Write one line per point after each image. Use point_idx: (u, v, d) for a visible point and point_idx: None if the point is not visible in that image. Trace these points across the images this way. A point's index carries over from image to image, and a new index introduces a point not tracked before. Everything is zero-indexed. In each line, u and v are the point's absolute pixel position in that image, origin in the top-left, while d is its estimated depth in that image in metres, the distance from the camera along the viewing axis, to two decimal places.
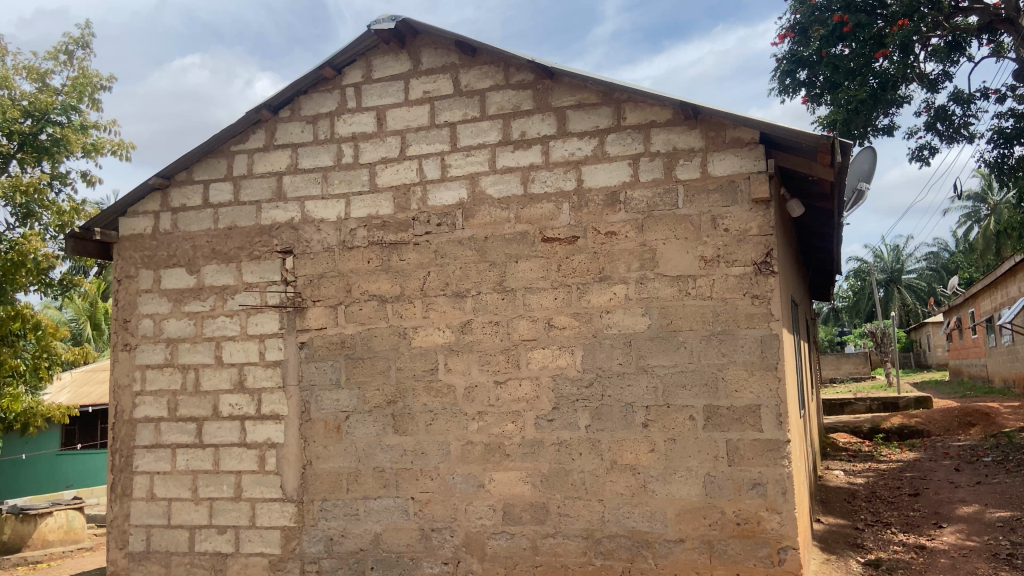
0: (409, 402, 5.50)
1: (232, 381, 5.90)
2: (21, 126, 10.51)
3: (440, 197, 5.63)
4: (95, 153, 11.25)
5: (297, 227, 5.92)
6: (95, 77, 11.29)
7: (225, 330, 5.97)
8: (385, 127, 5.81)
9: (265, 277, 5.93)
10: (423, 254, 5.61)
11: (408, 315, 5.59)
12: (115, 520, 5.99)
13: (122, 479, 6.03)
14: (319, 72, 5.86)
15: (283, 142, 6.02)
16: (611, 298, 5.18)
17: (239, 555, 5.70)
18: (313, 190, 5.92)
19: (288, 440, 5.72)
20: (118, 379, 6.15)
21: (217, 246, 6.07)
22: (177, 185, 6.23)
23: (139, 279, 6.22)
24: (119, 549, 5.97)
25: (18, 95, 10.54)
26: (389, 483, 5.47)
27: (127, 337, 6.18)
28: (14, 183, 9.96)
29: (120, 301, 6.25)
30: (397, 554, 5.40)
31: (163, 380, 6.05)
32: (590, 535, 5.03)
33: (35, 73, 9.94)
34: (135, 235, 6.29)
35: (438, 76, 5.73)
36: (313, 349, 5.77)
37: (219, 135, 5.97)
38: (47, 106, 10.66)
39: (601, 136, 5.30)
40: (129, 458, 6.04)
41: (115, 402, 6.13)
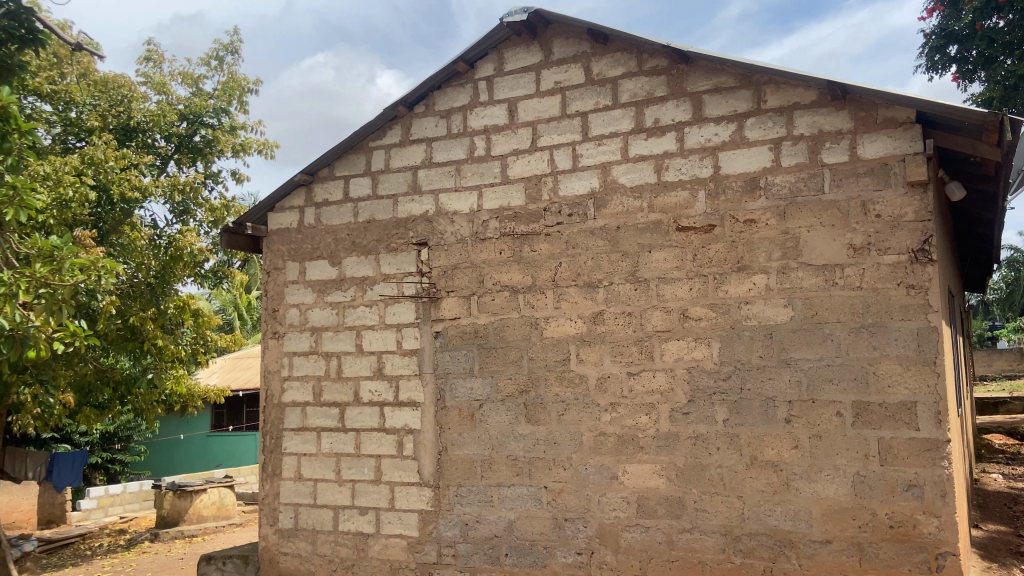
0: (541, 391, 5.53)
1: (371, 368, 6.14)
2: (178, 129, 11.36)
3: (571, 187, 5.62)
4: (243, 152, 11.94)
5: (431, 220, 6.07)
6: (244, 80, 11.96)
7: (365, 319, 6.22)
8: (516, 119, 5.85)
9: (401, 269, 6.13)
10: (554, 244, 5.62)
11: (539, 306, 5.62)
12: (267, 498, 6.39)
13: (272, 459, 6.41)
14: (452, 67, 5.97)
15: (418, 137, 6.19)
16: (750, 288, 5.01)
17: (379, 536, 5.94)
18: (447, 183, 6.06)
19: (424, 426, 5.89)
20: (268, 365, 6.55)
21: (357, 238, 6.33)
22: (321, 181, 6.54)
23: (287, 271, 6.58)
24: (270, 525, 6.36)
25: (175, 100, 11.37)
26: (522, 471, 5.52)
27: (276, 326, 6.56)
28: (173, 182, 10.76)
29: (269, 291, 6.64)
30: (530, 542, 5.45)
31: (309, 366, 6.38)
32: (729, 532, 4.89)
33: (189, 79, 10.66)
34: (282, 229, 6.65)
35: (570, 66, 5.70)
36: (447, 338, 5.91)
37: (359, 131, 6.22)
38: (201, 109, 11.43)
39: (739, 121, 5.12)
40: (279, 440, 6.41)
41: (266, 386, 6.54)
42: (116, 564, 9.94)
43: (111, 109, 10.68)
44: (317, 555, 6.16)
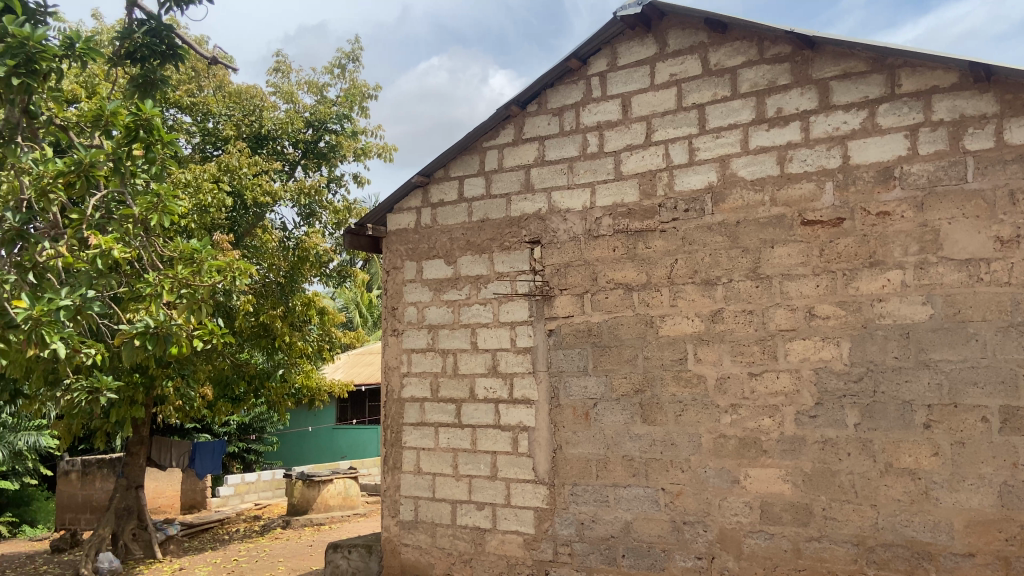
0: (658, 391, 5.42)
1: (486, 365, 6.21)
2: (305, 136, 11.89)
3: (688, 182, 5.47)
4: (364, 156, 12.36)
5: (544, 218, 6.07)
6: (365, 86, 12.37)
7: (480, 317, 6.29)
8: (631, 114, 5.76)
9: (515, 267, 6.16)
10: (670, 241, 5.49)
11: (655, 304, 5.51)
12: (388, 490, 6.58)
13: (393, 453, 6.60)
14: (565, 64, 5.94)
15: (531, 135, 6.20)
16: (884, 285, 4.72)
17: (496, 531, 6.00)
18: (560, 181, 6.04)
19: (539, 424, 5.90)
20: (388, 362, 6.75)
21: (472, 237, 6.41)
22: (436, 181, 6.67)
23: (404, 270, 6.75)
24: (392, 517, 6.54)
25: (302, 108, 11.90)
26: (639, 472, 5.43)
27: (395, 323, 6.75)
28: (300, 186, 11.30)
29: (388, 290, 6.83)
30: (648, 544, 5.36)
31: (426, 363, 6.52)
32: (862, 542, 4.65)
33: (314, 87, 11.14)
34: (400, 230, 6.82)
35: (686, 57, 5.55)
36: (561, 336, 5.90)
37: (473, 131, 6.30)
38: (325, 116, 11.92)
39: (870, 107, 4.83)
40: (399, 435, 6.59)
41: (387, 382, 6.74)
42: (251, 548, 10.53)
43: (243, 119, 11.33)
44: (436, 547, 6.29)
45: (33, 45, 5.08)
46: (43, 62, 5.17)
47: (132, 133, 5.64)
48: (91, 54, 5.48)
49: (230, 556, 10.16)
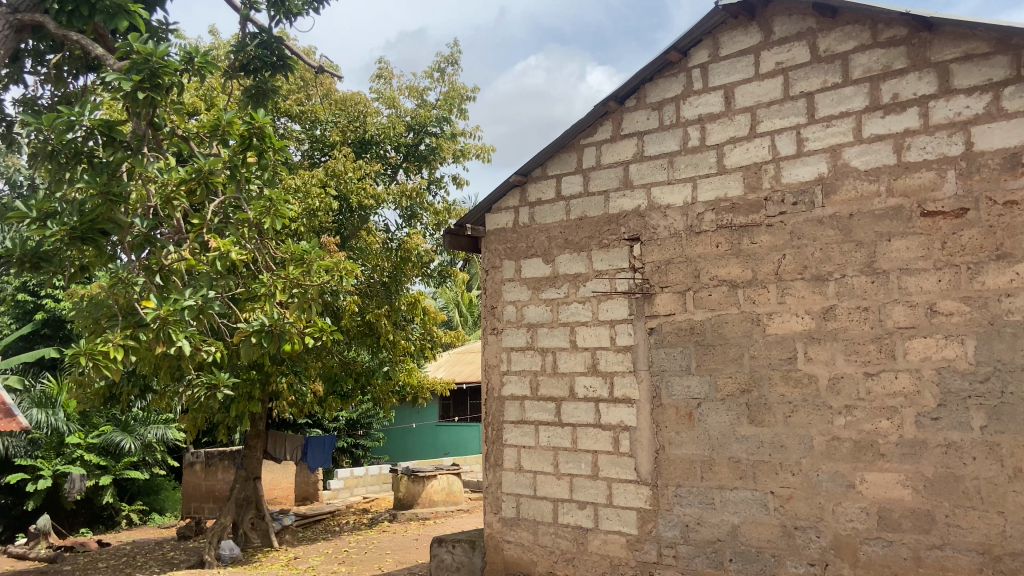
0: (765, 391, 5.25)
1: (586, 364, 6.17)
2: (406, 139, 12.17)
3: (796, 174, 5.27)
4: (463, 157, 12.55)
5: (644, 214, 5.98)
6: (463, 89, 12.55)
7: (579, 316, 6.26)
8: (734, 105, 5.60)
9: (614, 265, 6.10)
10: (777, 235, 5.31)
11: (762, 301, 5.33)
12: (490, 487, 6.65)
13: (494, 450, 6.66)
14: (665, 57, 5.83)
15: (630, 131, 6.12)
16: (1012, 279, 4.45)
17: (598, 531, 5.96)
18: (660, 176, 5.93)
19: (641, 424, 5.82)
20: (488, 360, 6.81)
21: (570, 236, 6.39)
22: (534, 180, 6.69)
23: (503, 269, 6.79)
24: (494, 513, 6.60)
25: (403, 112, 12.18)
26: (746, 474, 5.28)
27: (494, 322, 6.81)
28: (402, 190, 11.62)
29: (488, 289, 6.89)
30: (757, 549, 5.19)
31: (526, 361, 6.55)
32: (989, 551, 4.40)
33: (415, 92, 11.39)
34: (499, 229, 6.87)
35: (793, 44, 5.34)
36: (663, 335, 5.79)
37: (571, 129, 6.28)
38: (425, 119, 12.16)
39: (995, 90, 4.55)
40: (499, 432, 6.64)
41: (487, 380, 6.80)
42: (360, 540, 10.88)
43: (348, 125, 11.71)
44: (539, 545, 6.30)
45: (157, 60, 5.40)
46: (166, 76, 5.49)
47: (246, 141, 5.92)
48: (208, 67, 5.77)
49: (340, 547, 10.53)
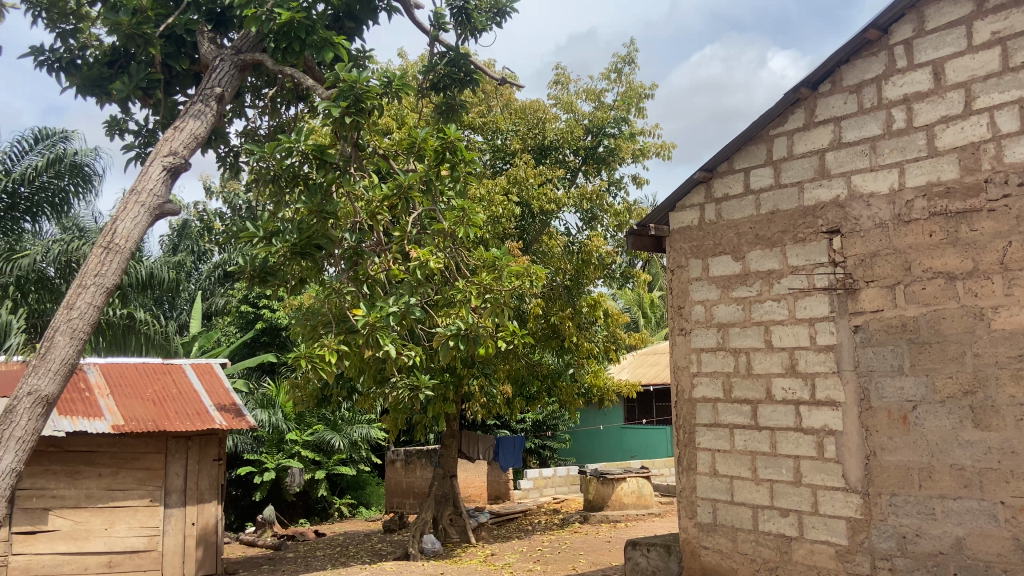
0: (992, 393, 4.76)
1: (784, 364, 5.88)
2: (585, 143, 12.24)
3: (1020, 152, 4.78)
4: (643, 157, 12.41)
5: (844, 205, 5.62)
6: (641, 87, 12.43)
7: (774, 314, 5.98)
8: (944, 82, 5.14)
9: (811, 260, 5.78)
10: (1000, 221, 4.82)
11: (984, 294, 4.85)
12: (684, 491, 6.50)
13: (687, 453, 6.51)
14: (862, 36, 5.44)
15: (825, 117, 5.77)
16: None
17: (804, 540, 5.66)
18: (860, 163, 5.55)
19: (848, 428, 5.45)
20: (677, 361, 6.67)
21: (761, 231, 6.13)
22: (720, 176, 6.49)
23: (690, 268, 6.64)
24: (689, 518, 6.45)
25: (581, 116, 12.26)
26: (972, 483, 4.82)
27: (682, 322, 6.66)
28: (582, 193, 11.67)
29: (674, 289, 6.76)
30: (987, 564, 4.74)
31: (718, 362, 6.35)
32: None
33: (592, 94, 11.42)
34: (684, 228, 6.73)
35: (1009, 11, 4.88)
36: (869, 333, 5.40)
37: (760, 120, 6.03)
38: (603, 121, 12.15)
39: None
40: (692, 435, 6.48)
41: (676, 382, 6.67)
42: (553, 540, 11.07)
43: (528, 132, 11.99)
44: (738, 553, 6.09)
45: (360, 86, 5.83)
46: (369, 100, 5.91)
47: (440, 156, 6.24)
48: (404, 88, 6.12)
49: (535, 546, 10.76)
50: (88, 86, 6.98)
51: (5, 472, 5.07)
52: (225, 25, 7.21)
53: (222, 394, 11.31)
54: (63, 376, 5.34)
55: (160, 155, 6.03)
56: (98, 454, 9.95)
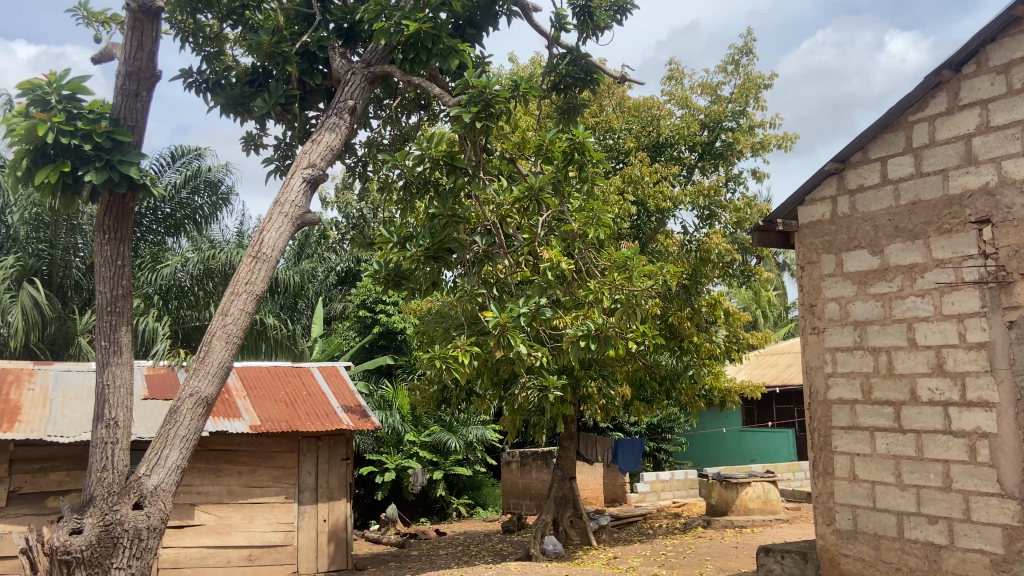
0: None
1: (929, 363, 5.56)
2: (701, 138, 11.98)
3: None
4: (763, 150, 12.04)
5: (994, 193, 5.28)
6: (759, 78, 12.09)
7: (917, 310, 5.67)
8: None
9: (959, 252, 5.43)
10: None
11: None
12: (821, 496, 6.23)
13: (823, 457, 6.23)
14: (1011, 13, 5.14)
15: (970, 100, 5.46)
16: None
17: (955, 549, 5.34)
18: (1012, 148, 5.21)
19: (1003, 430, 5.10)
20: (810, 361, 6.40)
21: (900, 223, 5.82)
22: (853, 167, 6.22)
23: (822, 264, 6.36)
24: (827, 525, 6.18)
25: (697, 111, 12.03)
26: None
27: (815, 321, 6.40)
28: (698, 189, 11.42)
29: (805, 286, 6.50)
30: None
31: (855, 362, 6.06)
32: None
33: (708, 88, 11.19)
34: (814, 222, 6.47)
35: None
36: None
37: (897, 106, 5.76)
38: (720, 115, 11.88)
39: None
40: (828, 438, 6.20)
41: (810, 383, 6.40)
42: (677, 545, 10.87)
43: (642, 130, 11.92)
44: (882, 561, 5.80)
45: (490, 91, 5.94)
46: (498, 104, 6.00)
47: (568, 157, 6.26)
48: (531, 91, 6.18)
49: (658, 550, 10.60)
50: (231, 105, 7.42)
51: (171, 468, 5.42)
52: (354, 40, 7.51)
53: (348, 396, 11.70)
54: (219, 377, 5.66)
55: (301, 168, 6.31)
56: (237, 453, 10.50)
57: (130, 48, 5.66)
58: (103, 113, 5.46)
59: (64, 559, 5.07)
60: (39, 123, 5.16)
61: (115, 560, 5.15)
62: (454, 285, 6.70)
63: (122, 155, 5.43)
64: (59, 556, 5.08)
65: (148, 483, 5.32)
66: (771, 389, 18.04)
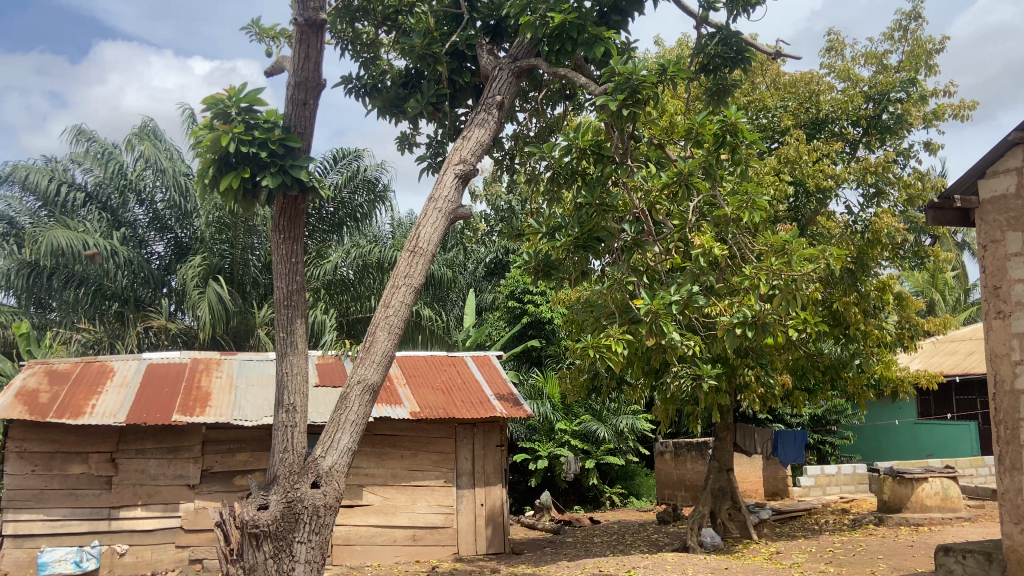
0: None
1: None
2: (865, 111, 11.26)
3: None
4: (936, 120, 11.14)
5: None
6: (928, 43, 11.22)
7: None
8: None
9: None
10: None
11: None
12: (1008, 493, 5.73)
13: (1010, 451, 5.71)
14: None
15: None
16: None
17: None
18: None
19: None
20: (994, 349, 5.84)
21: None
22: None
23: (1007, 243, 5.83)
24: (1014, 523, 5.67)
25: (860, 83, 11.32)
26: None
27: (999, 305, 5.84)
28: (864, 165, 10.75)
29: (987, 267, 5.95)
30: None
31: None
32: None
33: (873, 57, 10.47)
34: (997, 197, 5.94)
35: None
36: None
37: None
38: (887, 86, 11.10)
39: None
40: (1016, 431, 5.68)
41: (993, 372, 5.84)
42: (846, 542, 10.33)
43: (800, 107, 11.41)
44: None
45: (636, 77, 5.87)
46: (645, 89, 5.92)
47: (720, 139, 6.10)
48: (679, 74, 6.07)
49: (825, 546, 10.11)
50: (387, 106, 7.79)
51: (343, 451, 5.80)
52: (500, 36, 7.66)
53: (500, 384, 12.00)
54: (384, 365, 5.99)
55: (452, 164, 6.53)
56: (399, 437, 11.06)
57: (299, 59, 6.09)
58: (277, 122, 5.90)
59: (253, 532, 5.56)
60: (222, 134, 5.62)
61: (297, 535, 5.58)
62: (603, 273, 6.73)
63: (293, 160, 5.89)
64: (249, 530, 5.57)
65: (323, 464, 5.73)
66: (951, 378, 16.67)
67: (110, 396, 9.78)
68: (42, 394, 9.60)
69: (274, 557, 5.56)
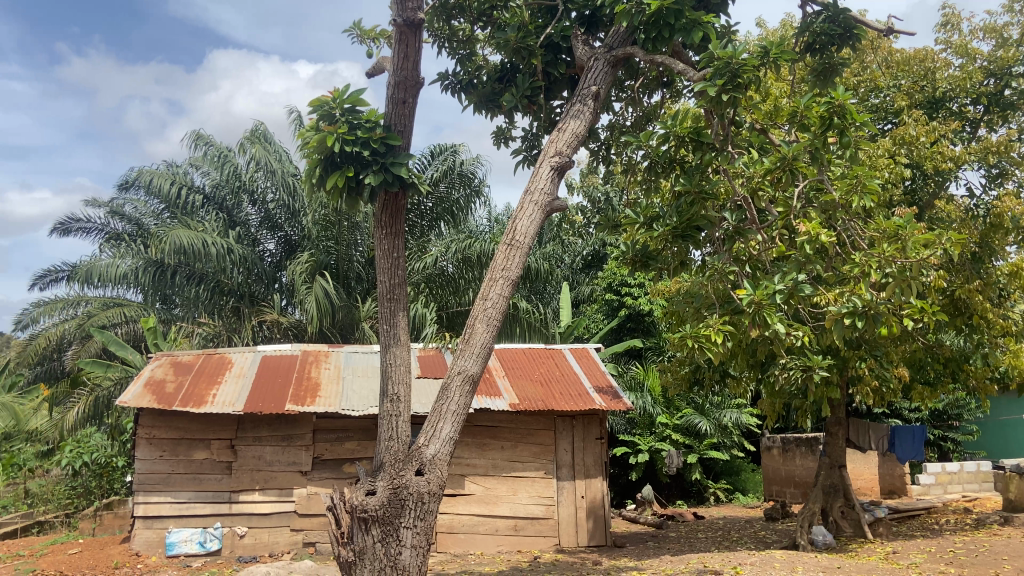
0: None
1: None
2: (986, 87, 10.56)
3: None
4: None
5: None
6: None
7: None
8: None
9: None
10: None
11: None
12: None
13: None
14: None
15: None
16: None
17: None
18: None
19: None
20: None
21: None
22: None
23: None
24: None
25: (979, 58, 10.65)
26: None
27: None
28: (986, 144, 10.06)
29: None
30: None
31: None
32: None
33: (993, 29, 9.80)
34: None
35: None
36: None
37: None
38: (1009, 60, 10.36)
39: None
40: None
41: None
42: (968, 542, 9.76)
43: (914, 85, 10.82)
44: None
45: (737, 61, 5.70)
46: (746, 73, 5.74)
47: (827, 122, 5.84)
48: (782, 56, 5.87)
49: (945, 546, 9.59)
50: (483, 101, 7.90)
51: (445, 440, 5.94)
52: (596, 26, 7.61)
53: (599, 376, 11.95)
54: (483, 357, 6.07)
55: (548, 157, 6.54)
56: (499, 429, 11.20)
57: (398, 59, 6.23)
58: (378, 121, 6.07)
59: (362, 516, 5.78)
60: (327, 135, 5.84)
61: (403, 520, 5.75)
62: (704, 262, 6.61)
63: (394, 158, 6.03)
64: (359, 514, 5.80)
65: (427, 452, 5.89)
66: None
67: (230, 386, 10.36)
68: (168, 383, 10.27)
69: (382, 540, 5.75)
